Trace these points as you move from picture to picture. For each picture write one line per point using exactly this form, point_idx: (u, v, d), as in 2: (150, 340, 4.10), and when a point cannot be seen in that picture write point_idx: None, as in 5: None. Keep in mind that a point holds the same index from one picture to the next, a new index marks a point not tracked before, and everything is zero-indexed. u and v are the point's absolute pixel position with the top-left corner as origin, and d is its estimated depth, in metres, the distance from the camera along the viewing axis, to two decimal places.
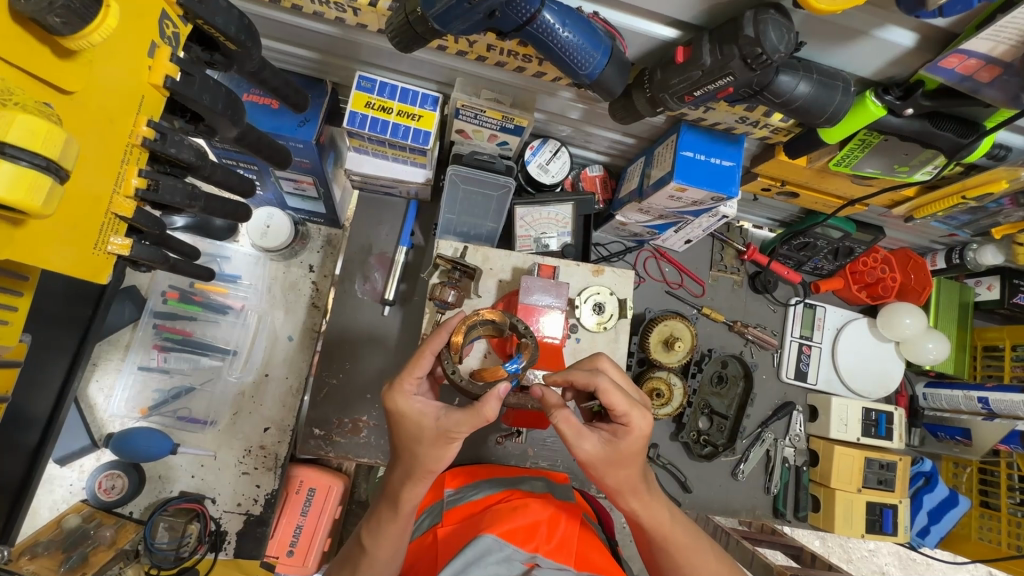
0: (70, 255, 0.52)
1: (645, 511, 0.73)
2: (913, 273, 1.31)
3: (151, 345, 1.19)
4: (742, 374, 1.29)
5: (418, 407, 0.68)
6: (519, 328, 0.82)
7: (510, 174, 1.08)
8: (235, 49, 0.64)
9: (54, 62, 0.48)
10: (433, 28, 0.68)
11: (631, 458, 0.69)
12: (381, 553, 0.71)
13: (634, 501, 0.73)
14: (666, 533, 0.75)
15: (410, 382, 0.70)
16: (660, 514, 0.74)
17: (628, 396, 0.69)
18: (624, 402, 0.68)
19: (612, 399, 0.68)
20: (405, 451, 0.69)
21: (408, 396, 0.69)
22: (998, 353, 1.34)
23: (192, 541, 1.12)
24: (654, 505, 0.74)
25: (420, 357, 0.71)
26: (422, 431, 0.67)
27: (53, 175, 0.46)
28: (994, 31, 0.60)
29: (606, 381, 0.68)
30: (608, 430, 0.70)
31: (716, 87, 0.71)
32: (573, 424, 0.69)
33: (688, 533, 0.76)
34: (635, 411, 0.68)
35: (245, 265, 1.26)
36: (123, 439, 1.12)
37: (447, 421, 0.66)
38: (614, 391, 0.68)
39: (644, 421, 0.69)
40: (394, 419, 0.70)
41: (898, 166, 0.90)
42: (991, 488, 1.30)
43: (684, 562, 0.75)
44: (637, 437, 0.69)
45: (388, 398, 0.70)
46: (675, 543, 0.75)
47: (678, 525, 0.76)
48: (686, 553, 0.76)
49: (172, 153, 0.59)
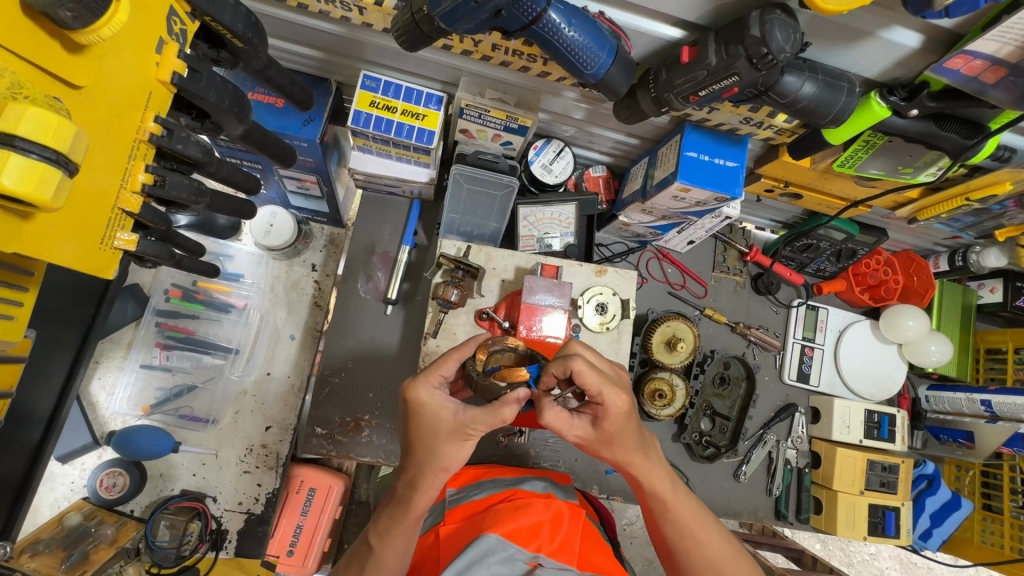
0: (77, 251, 0.53)
1: (649, 476, 0.74)
2: (916, 275, 1.32)
3: (153, 344, 1.19)
4: (744, 376, 1.29)
5: (438, 399, 0.68)
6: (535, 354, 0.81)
7: (514, 174, 1.08)
8: (242, 47, 0.64)
9: (63, 56, 0.48)
10: (438, 27, 0.68)
11: (618, 432, 0.70)
12: (391, 555, 0.71)
13: (641, 466, 0.73)
14: (667, 503, 0.75)
15: (434, 378, 0.70)
16: (662, 481, 0.75)
17: (603, 375, 0.67)
18: (597, 381, 0.66)
19: (587, 380, 0.66)
20: (419, 446, 0.68)
21: (431, 390, 0.68)
22: (1001, 356, 1.34)
23: (193, 540, 1.12)
24: (656, 471, 0.74)
25: (449, 358, 0.72)
26: (440, 423, 0.67)
27: (63, 169, 0.46)
28: (1000, 32, 0.60)
29: (582, 363, 0.65)
30: (592, 411, 0.71)
31: (722, 87, 0.71)
32: (561, 418, 0.69)
33: (691, 505, 0.76)
34: (609, 390, 0.67)
35: (247, 264, 1.25)
36: (126, 437, 1.12)
37: (467, 417, 0.66)
38: (589, 371, 0.66)
39: (620, 398, 0.67)
40: (411, 411, 0.69)
41: (902, 168, 0.90)
42: (993, 492, 1.29)
43: (685, 532, 0.76)
44: (617, 414, 0.68)
45: (408, 386, 0.68)
46: (677, 513, 0.75)
47: (680, 495, 0.76)
48: (688, 524, 0.76)
49: (179, 149, 0.59)
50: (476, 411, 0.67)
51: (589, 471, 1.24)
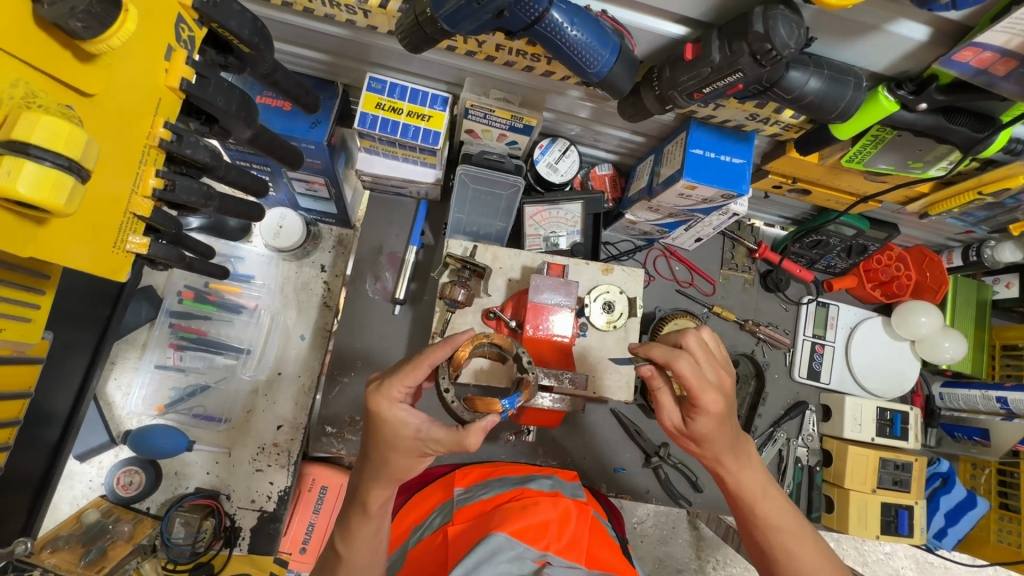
0: (91, 255, 0.54)
1: (737, 476, 0.75)
2: (930, 271, 1.27)
3: (167, 344, 1.22)
4: (753, 374, 1.30)
5: (400, 414, 0.66)
6: (525, 362, 0.78)
7: (519, 173, 1.09)
8: (248, 52, 0.65)
9: (76, 66, 0.49)
10: (442, 28, 0.69)
11: (713, 428, 0.72)
12: (368, 550, 0.71)
13: (729, 465, 0.74)
14: (755, 504, 0.74)
15: (400, 387, 0.66)
16: (753, 481, 0.75)
17: (702, 379, 0.69)
18: (695, 382, 0.68)
19: (686, 381, 0.68)
20: (376, 451, 0.67)
21: (394, 403, 0.66)
22: (1018, 353, 1.30)
23: (207, 537, 1.15)
24: (748, 471, 0.75)
25: (420, 368, 0.66)
26: (400, 439, 0.65)
27: (76, 175, 0.47)
28: (1010, 23, 0.59)
29: (682, 364, 0.68)
30: (685, 406, 0.74)
31: (726, 84, 0.71)
32: (668, 397, 0.75)
33: (781, 510, 0.74)
34: (706, 393, 0.69)
35: (258, 265, 1.28)
36: (141, 436, 1.15)
37: (428, 435, 0.65)
38: (688, 374, 0.69)
39: (713, 401, 0.69)
40: (372, 420, 0.67)
41: (912, 162, 0.89)
42: (1011, 490, 1.27)
43: (777, 538, 0.73)
44: (711, 416, 0.70)
45: (370, 397, 0.66)
46: (764, 517, 0.74)
47: (771, 501, 0.75)
48: (778, 530, 0.74)
49: (188, 154, 0.60)
50: (440, 431, 0.65)
51: (597, 470, 1.25)
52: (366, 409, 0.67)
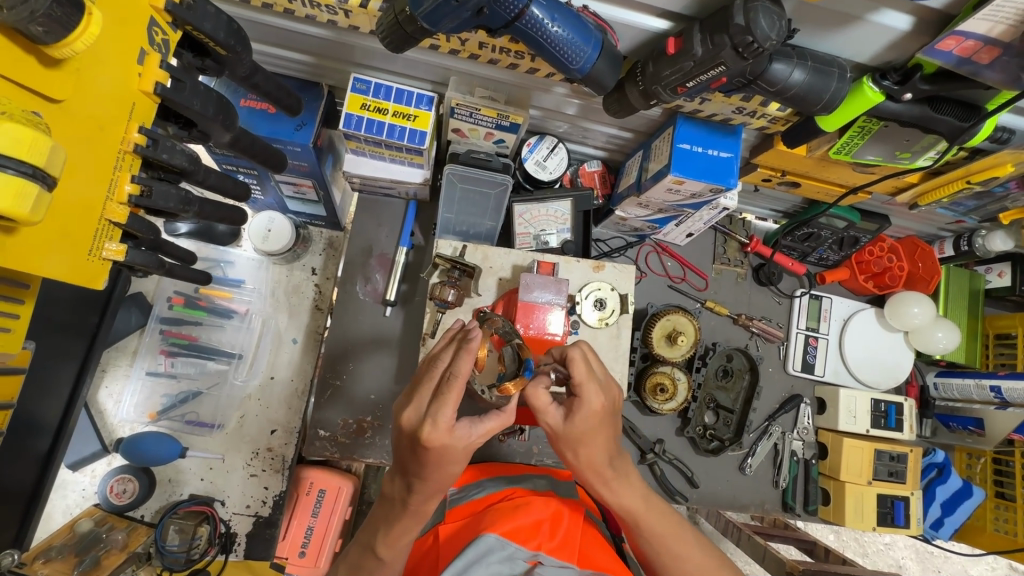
0: (63, 264, 0.53)
1: (615, 495, 0.74)
2: (922, 261, 1.27)
3: (158, 350, 1.21)
4: (747, 368, 1.29)
5: (458, 434, 0.63)
6: (513, 330, 0.78)
7: (507, 172, 1.09)
8: (225, 54, 0.64)
9: (40, 71, 0.48)
10: (422, 27, 0.68)
11: (587, 435, 0.69)
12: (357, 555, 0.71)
13: (599, 484, 0.74)
14: (641, 519, 0.75)
15: (451, 414, 0.62)
16: (634, 496, 0.75)
17: (590, 369, 0.68)
18: (582, 373, 0.68)
19: (571, 368, 0.68)
20: (434, 472, 0.66)
21: (450, 429, 0.63)
22: (1012, 341, 1.30)
23: (202, 543, 1.13)
24: (625, 486, 0.74)
25: (461, 389, 0.62)
26: (459, 452, 0.64)
27: (41, 182, 0.46)
28: (990, 11, 0.59)
29: (577, 353, 0.69)
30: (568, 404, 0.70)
31: (709, 78, 0.70)
32: (545, 398, 0.69)
33: (665, 519, 0.77)
34: (591, 385, 0.68)
35: (247, 269, 1.27)
36: (132, 443, 1.13)
37: (483, 431, 0.65)
38: (578, 362, 0.68)
39: (597, 396, 0.68)
40: (431, 454, 0.63)
41: (900, 152, 0.89)
42: (1006, 479, 1.27)
43: (662, 547, 0.75)
44: (590, 413, 0.68)
45: (423, 437, 0.62)
46: (651, 529, 0.75)
47: (653, 509, 0.76)
48: (663, 540, 0.76)
49: (165, 159, 0.60)
50: (490, 424, 0.66)
51: None
52: (420, 445, 0.63)
